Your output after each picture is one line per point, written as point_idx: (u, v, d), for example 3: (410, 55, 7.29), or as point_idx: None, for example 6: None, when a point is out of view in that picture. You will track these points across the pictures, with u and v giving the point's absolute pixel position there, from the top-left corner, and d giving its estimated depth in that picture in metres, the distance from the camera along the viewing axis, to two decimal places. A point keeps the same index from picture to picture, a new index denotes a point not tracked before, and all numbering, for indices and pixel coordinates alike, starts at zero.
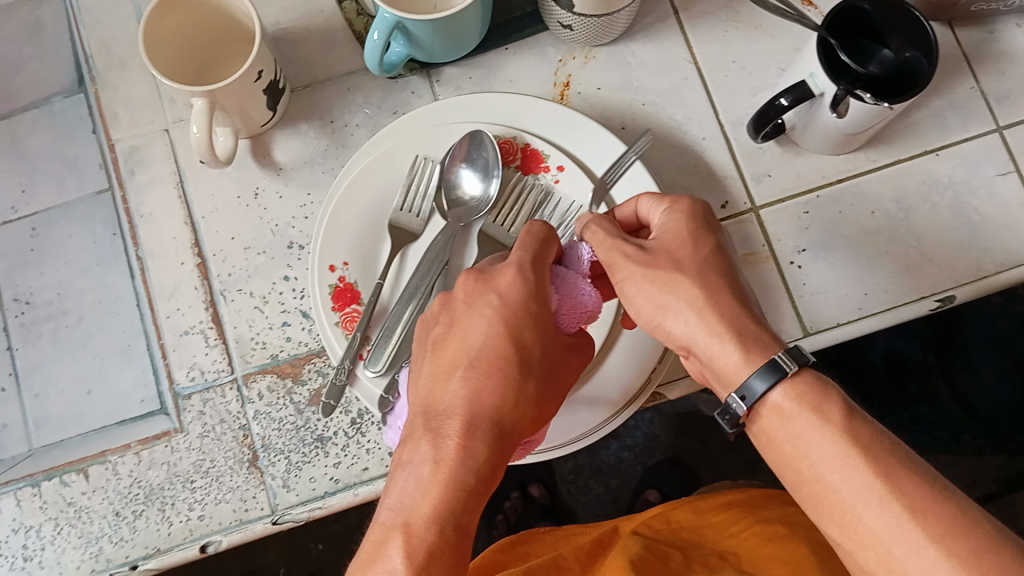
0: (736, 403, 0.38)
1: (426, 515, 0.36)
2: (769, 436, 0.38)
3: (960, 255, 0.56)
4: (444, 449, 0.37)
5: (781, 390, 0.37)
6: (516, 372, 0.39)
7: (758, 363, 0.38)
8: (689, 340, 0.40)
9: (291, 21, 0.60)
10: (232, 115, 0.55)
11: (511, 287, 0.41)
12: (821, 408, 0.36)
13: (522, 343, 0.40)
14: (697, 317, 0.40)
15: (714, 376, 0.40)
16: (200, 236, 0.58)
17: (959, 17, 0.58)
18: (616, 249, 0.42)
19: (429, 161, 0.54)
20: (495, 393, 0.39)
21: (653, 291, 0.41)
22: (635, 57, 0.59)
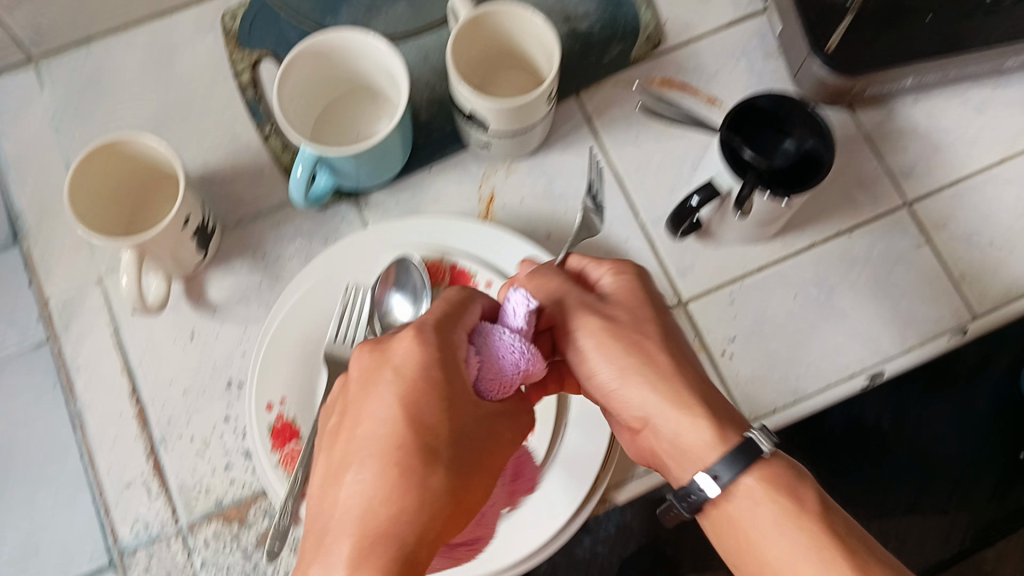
0: (706, 484, 0.40)
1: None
2: (736, 521, 0.40)
3: (884, 329, 0.58)
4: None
5: (753, 476, 0.39)
6: (407, 478, 0.35)
7: (732, 445, 0.40)
8: (649, 414, 0.43)
9: (217, 159, 0.61)
10: (164, 261, 0.55)
11: (410, 354, 0.38)
12: (790, 496, 0.38)
13: (420, 435, 0.36)
14: (670, 397, 0.42)
15: (672, 453, 0.42)
16: (138, 384, 0.58)
17: (858, 101, 0.61)
18: (579, 307, 0.46)
19: (360, 288, 0.54)
20: (380, 507, 0.35)
21: (616, 359, 0.44)
22: (555, 167, 0.61)
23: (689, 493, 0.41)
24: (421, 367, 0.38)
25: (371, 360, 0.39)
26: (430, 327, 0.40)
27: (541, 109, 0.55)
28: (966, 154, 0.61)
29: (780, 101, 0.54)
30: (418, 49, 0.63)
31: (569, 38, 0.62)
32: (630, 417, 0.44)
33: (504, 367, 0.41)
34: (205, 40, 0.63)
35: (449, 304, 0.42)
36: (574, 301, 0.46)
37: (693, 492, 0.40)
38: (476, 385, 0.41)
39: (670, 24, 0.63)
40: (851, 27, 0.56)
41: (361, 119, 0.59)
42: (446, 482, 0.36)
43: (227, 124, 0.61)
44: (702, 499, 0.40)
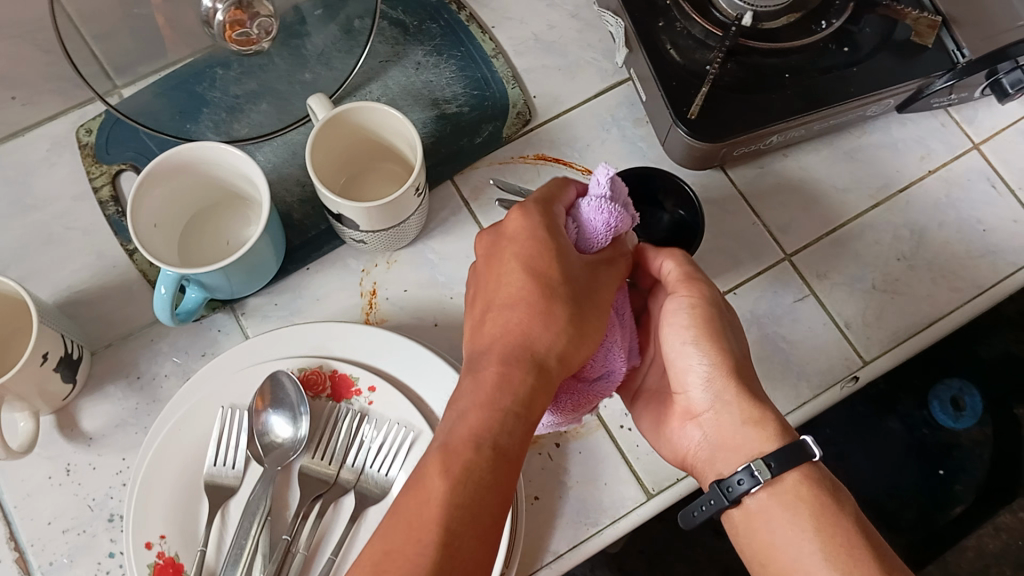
0: (757, 469, 0.43)
1: (464, 461, 0.37)
2: (772, 513, 0.43)
3: (777, 386, 0.57)
4: (486, 375, 0.41)
5: (798, 473, 0.43)
6: (555, 308, 0.42)
7: (790, 442, 0.44)
8: (716, 409, 0.47)
9: (84, 282, 0.59)
10: (29, 398, 0.52)
11: (519, 224, 0.45)
12: (831, 499, 0.42)
13: (551, 277, 0.43)
14: (741, 398, 0.46)
15: (728, 451, 0.46)
16: (15, 527, 0.54)
17: (729, 161, 0.61)
18: (697, 280, 0.49)
19: (236, 408, 0.52)
20: (535, 326, 0.42)
21: (713, 354, 0.47)
22: (436, 253, 0.60)
23: (730, 484, 0.44)
24: (547, 218, 0.45)
25: (490, 243, 0.46)
26: (532, 206, 0.46)
27: (411, 203, 0.55)
28: (841, 203, 0.62)
29: (642, 177, 0.55)
30: (285, 146, 0.63)
31: (437, 123, 0.62)
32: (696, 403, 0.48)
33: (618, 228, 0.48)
34: (62, 160, 0.61)
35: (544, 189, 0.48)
36: (681, 278, 0.49)
37: (737, 481, 0.44)
38: (582, 245, 0.47)
39: (538, 99, 0.63)
40: (708, 95, 0.56)
41: (229, 227, 0.58)
42: (582, 317, 0.43)
43: (92, 245, 0.60)
44: (739, 491, 0.44)
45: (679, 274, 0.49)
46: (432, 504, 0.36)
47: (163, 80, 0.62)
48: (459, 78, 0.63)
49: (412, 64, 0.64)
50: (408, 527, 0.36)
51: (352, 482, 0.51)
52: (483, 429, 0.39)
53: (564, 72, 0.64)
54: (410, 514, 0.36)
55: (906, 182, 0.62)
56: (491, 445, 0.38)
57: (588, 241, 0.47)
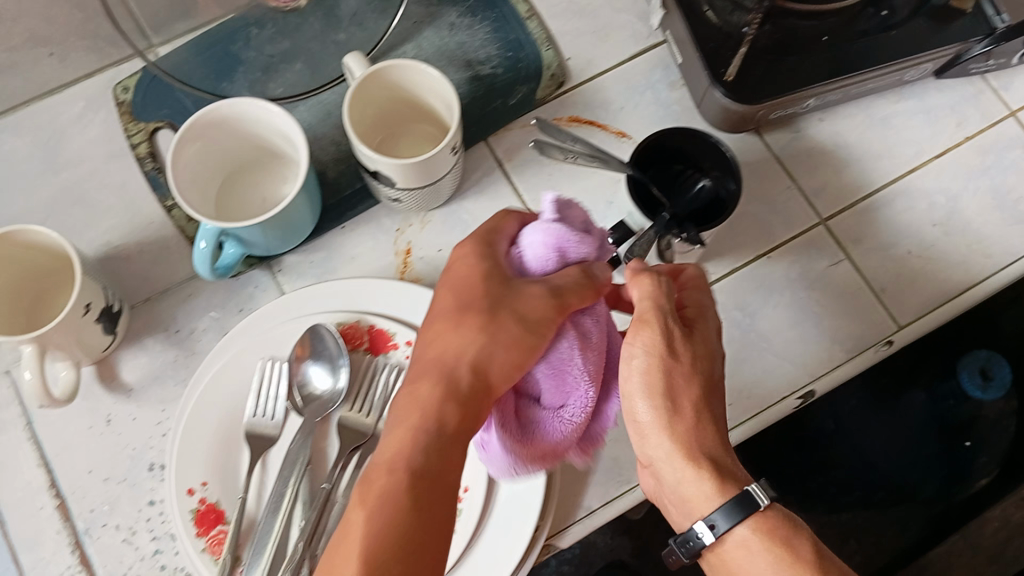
0: (702, 530, 0.43)
1: (381, 479, 0.39)
2: (734, 568, 0.43)
3: (810, 349, 0.58)
4: (414, 400, 0.42)
5: (747, 527, 0.43)
6: (477, 333, 0.43)
7: (729, 496, 0.43)
8: (659, 458, 0.45)
9: (120, 237, 0.59)
10: (70, 349, 0.53)
11: (461, 259, 0.47)
12: (785, 545, 0.42)
13: (474, 299, 0.45)
14: (677, 452, 0.44)
15: (675, 499, 0.45)
16: (56, 476, 0.56)
17: (763, 125, 0.61)
18: (655, 314, 0.45)
19: (275, 360, 0.53)
20: (459, 350, 0.43)
21: (656, 409, 0.45)
22: (470, 214, 0.61)
23: (688, 540, 0.44)
24: (487, 251, 0.47)
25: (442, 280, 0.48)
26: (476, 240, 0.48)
27: (447, 159, 0.55)
28: (875, 169, 0.62)
29: (691, 138, 0.54)
30: (319, 105, 0.62)
31: (471, 84, 0.62)
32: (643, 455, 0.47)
33: (567, 253, 0.46)
34: (97, 117, 0.61)
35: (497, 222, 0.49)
36: (636, 319, 0.46)
37: (693, 537, 0.44)
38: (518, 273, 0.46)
39: (572, 61, 0.63)
40: (747, 55, 0.57)
41: (266, 185, 0.59)
42: (505, 334, 0.43)
43: (128, 201, 0.60)
44: (699, 544, 0.44)
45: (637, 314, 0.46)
46: (359, 518, 0.38)
47: (197, 40, 0.63)
48: (492, 39, 0.63)
49: (446, 25, 0.63)
50: (342, 543, 0.38)
51: None
52: (400, 446, 0.40)
53: (598, 34, 0.64)
54: (341, 532, 0.39)
55: (940, 148, 0.62)
56: (406, 461, 0.39)
57: (534, 267, 0.46)
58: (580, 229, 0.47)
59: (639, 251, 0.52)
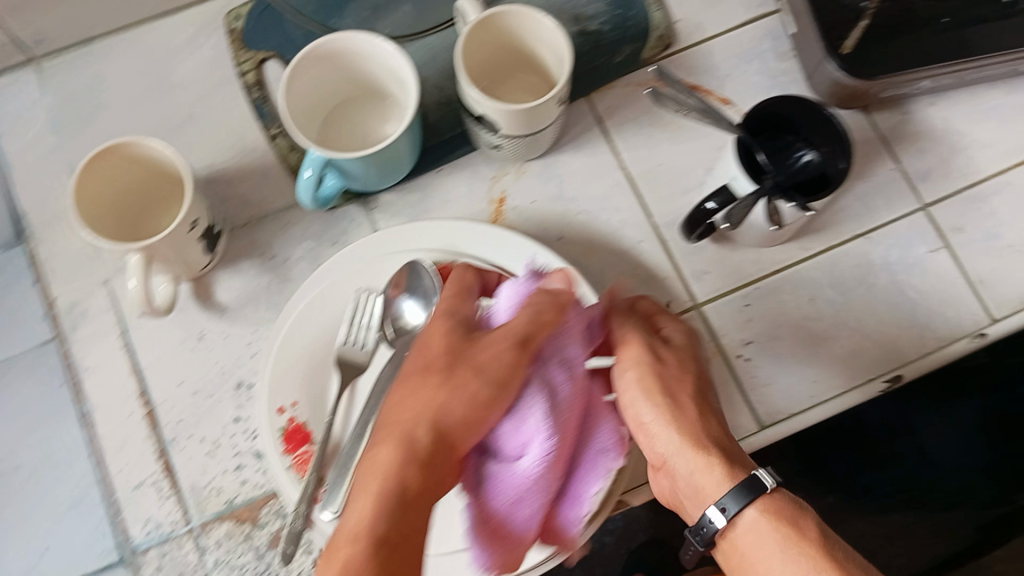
0: (714, 516, 0.47)
1: (368, 527, 0.41)
2: (746, 552, 0.46)
3: (901, 335, 0.57)
4: (375, 459, 0.44)
5: (755, 510, 0.46)
6: (437, 389, 0.48)
7: (740, 482, 0.47)
8: (670, 455, 0.50)
9: (223, 159, 0.61)
10: (173, 263, 0.55)
11: (431, 324, 0.51)
12: (793, 526, 0.45)
13: (438, 358, 0.49)
14: (686, 441, 0.49)
15: (688, 492, 0.49)
16: (146, 385, 0.58)
17: (872, 103, 0.60)
18: (635, 337, 0.53)
19: (372, 292, 0.54)
20: (416, 408, 0.47)
21: (653, 404, 0.51)
22: (566, 168, 0.60)
23: (701, 529, 0.48)
24: (453, 311, 0.51)
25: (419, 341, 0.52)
26: (449, 290, 0.52)
27: (552, 111, 0.54)
28: (983, 159, 0.60)
29: (809, 112, 0.54)
30: (425, 48, 0.62)
31: (579, 38, 0.62)
32: (653, 458, 0.51)
33: None
34: (210, 42, 0.63)
35: (457, 283, 0.52)
36: (619, 343, 0.53)
37: (706, 524, 0.47)
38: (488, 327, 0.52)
39: (680, 24, 0.63)
40: (867, 29, 0.57)
41: (368, 120, 0.59)
42: (461, 388, 0.47)
43: (233, 126, 0.61)
44: (712, 531, 0.47)
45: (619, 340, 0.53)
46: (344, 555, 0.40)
47: None
48: None
49: None
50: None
51: None
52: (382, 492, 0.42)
53: None
54: None
55: None
56: (391, 511, 0.42)
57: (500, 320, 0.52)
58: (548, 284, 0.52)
59: (737, 214, 0.51)
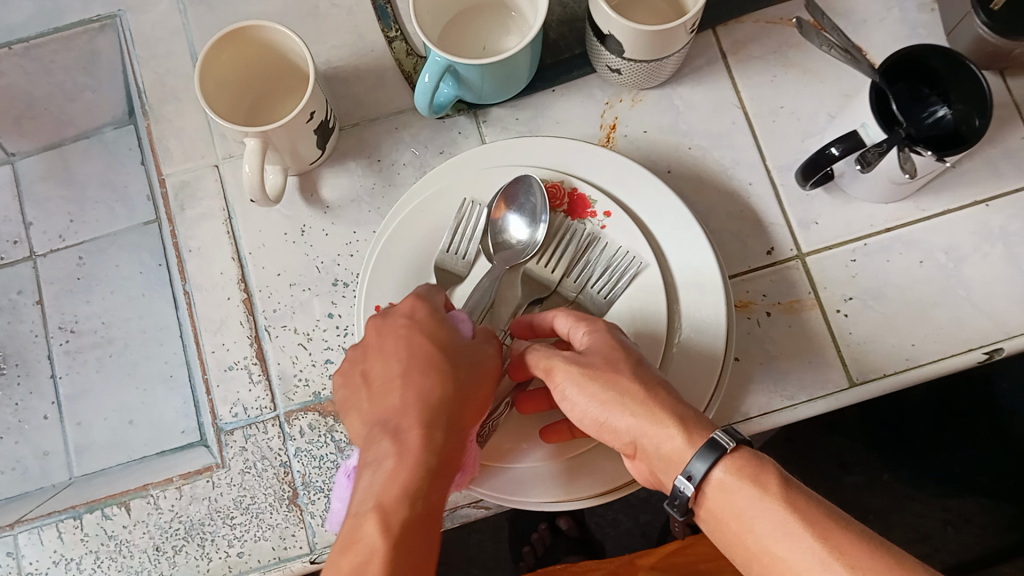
0: (682, 486, 0.37)
1: (394, 493, 0.36)
2: (720, 518, 0.36)
3: (1012, 308, 0.55)
4: (405, 442, 0.38)
5: (724, 467, 0.36)
6: (419, 380, 0.40)
7: (701, 444, 0.37)
8: (636, 438, 0.39)
9: (343, 59, 0.62)
10: (283, 155, 0.55)
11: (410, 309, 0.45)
12: (757, 480, 0.36)
13: (436, 349, 0.42)
14: (641, 411, 0.39)
15: (661, 465, 0.38)
16: (246, 271, 0.59)
17: (1013, 66, 0.57)
18: (553, 353, 0.42)
19: (477, 204, 0.54)
20: (416, 395, 0.40)
21: (590, 394, 0.40)
22: (683, 101, 0.60)
23: (674, 497, 0.38)
24: (430, 307, 0.45)
25: (385, 321, 0.44)
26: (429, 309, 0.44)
27: (682, 37, 0.52)
28: None
29: (952, 64, 0.51)
30: None
31: None
32: (620, 443, 0.40)
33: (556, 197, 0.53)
34: None
35: (436, 297, 0.46)
36: (574, 319, 0.44)
37: (678, 493, 0.37)
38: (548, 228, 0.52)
39: None
40: None
41: (488, 33, 0.58)
42: (462, 378, 0.41)
43: (354, 24, 0.62)
44: (686, 501, 0.37)
45: (569, 324, 0.44)
46: (370, 527, 0.35)
47: None
48: None
49: None
50: (348, 551, 0.34)
51: (571, 296, 0.53)
52: (397, 454, 0.37)
53: None
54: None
55: None
56: (416, 474, 0.36)
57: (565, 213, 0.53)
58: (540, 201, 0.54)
59: (871, 158, 0.50)
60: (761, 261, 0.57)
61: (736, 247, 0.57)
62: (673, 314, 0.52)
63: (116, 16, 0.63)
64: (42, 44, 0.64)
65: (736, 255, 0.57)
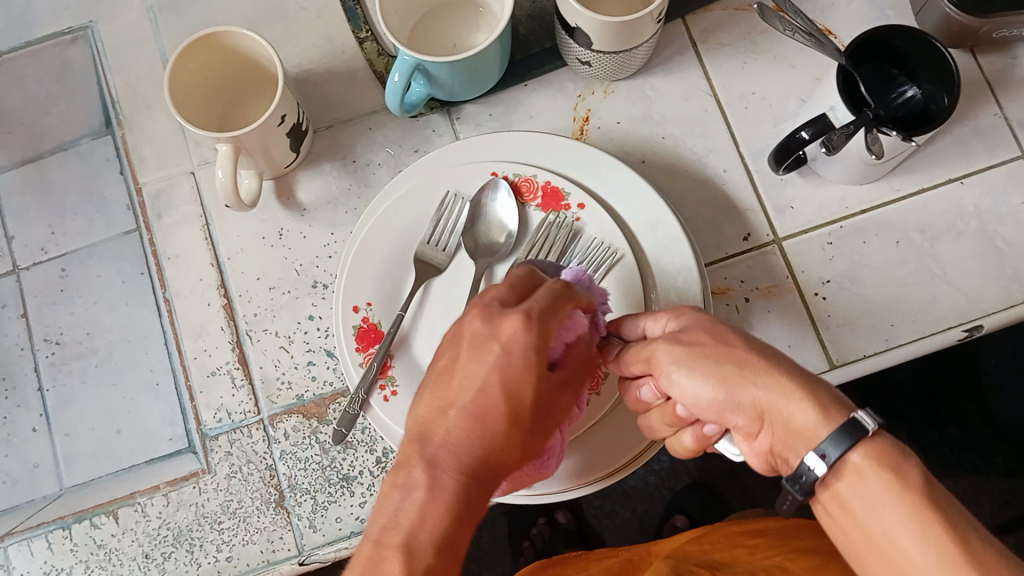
0: (813, 464, 0.36)
1: (421, 537, 0.34)
2: (847, 502, 0.36)
3: (987, 284, 0.55)
4: (432, 475, 0.35)
5: (859, 452, 0.35)
6: (475, 357, 0.38)
7: (838, 423, 0.36)
8: (768, 409, 0.38)
9: (314, 61, 0.62)
10: (257, 159, 0.55)
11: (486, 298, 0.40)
12: (897, 472, 0.34)
13: (485, 332, 0.38)
14: (770, 386, 0.38)
15: (787, 436, 0.38)
16: (226, 277, 0.60)
17: (981, 44, 0.57)
18: (655, 338, 0.41)
19: (460, 197, 0.54)
20: (462, 385, 0.37)
21: (700, 372, 0.39)
22: (654, 90, 0.60)
23: (799, 475, 0.37)
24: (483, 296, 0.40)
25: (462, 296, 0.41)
26: (494, 292, 0.40)
27: (649, 28, 0.52)
28: None
29: (916, 43, 0.51)
30: None
31: None
32: (744, 417, 0.39)
33: (528, 192, 0.54)
34: None
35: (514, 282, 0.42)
36: (672, 312, 0.43)
37: (803, 472, 0.37)
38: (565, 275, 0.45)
39: None
40: None
41: (457, 31, 0.58)
42: (513, 357, 0.37)
43: (324, 25, 0.62)
44: (812, 481, 0.36)
45: (674, 317, 0.43)
46: (391, 566, 0.33)
47: None
48: None
49: None
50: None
51: None
52: (430, 490, 0.35)
53: None
54: None
55: None
56: (444, 528, 0.34)
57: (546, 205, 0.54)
58: (519, 195, 0.54)
59: (837, 141, 0.50)
60: (738, 247, 0.57)
61: (711, 234, 0.57)
62: (649, 302, 0.52)
63: (88, 27, 0.65)
64: (17, 58, 0.67)
65: (711, 242, 0.57)
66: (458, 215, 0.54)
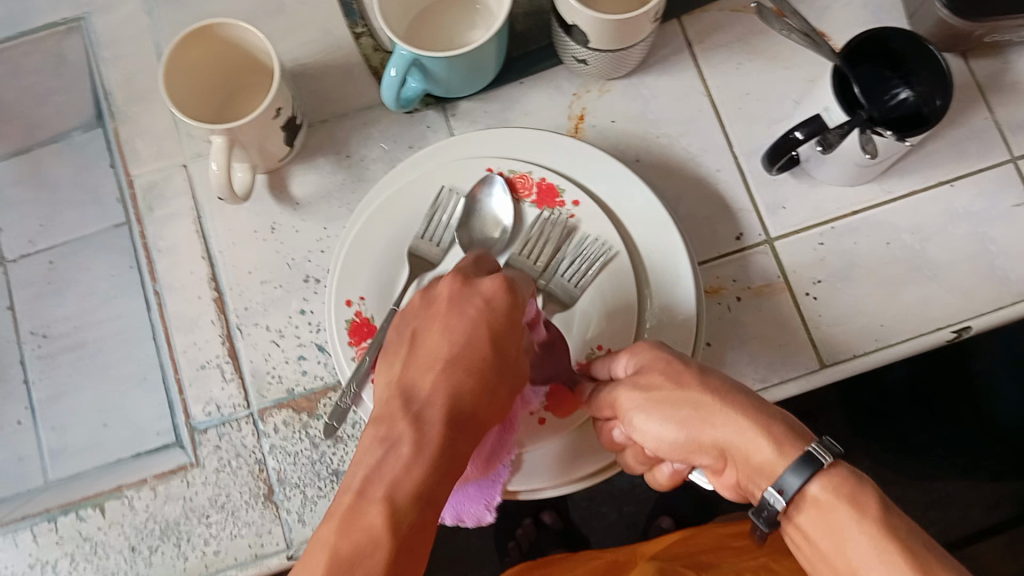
0: (773, 499, 0.36)
1: (406, 486, 0.34)
2: (811, 534, 0.35)
3: (977, 286, 0.56)
4: (417, 424, 0.36)
5: (817, 484, 0.35)
6: (452, 318, 0.41)
7: (796, 456, 0.36)
8: (725, 447, 0.38)
9: (310, 55, 0.62)
10: (251, 151, 0.54)
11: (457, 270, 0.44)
12: (854, 502, 0.34)
13: (464, 295, 0.42)
14: (727, 428, 0.38)
15: (750, 474, 0.38)
16: (218, 270, 0.59)
17: (974, 49, 0.58)
18: (619, 385, 0.42)
19: (455, 192, 0.54)
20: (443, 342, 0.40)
21: (661, 415, 0.40)
22: (650, 89, 0.60)
23: (763, 508, 0.37)
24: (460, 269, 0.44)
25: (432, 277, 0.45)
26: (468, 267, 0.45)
27: (646, 27, 0.52)
28: None
29: (909, 46, 0.51)
30: None
31: None
32: (707, 457, 0.39)
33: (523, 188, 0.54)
34: None
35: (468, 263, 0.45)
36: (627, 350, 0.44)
37: (767, 506, 0.37)
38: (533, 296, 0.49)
39: None
40: None
41: (454, 27, 0.58)
42: (494, 314, 0.41)
43: (321, 19, 0.62)
44: (773, 514, 0.37)
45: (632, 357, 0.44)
46: (374, 516, 0.33)
47: None
48: None
49: None
50: (345, 531, 0.33)
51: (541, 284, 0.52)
52: (415, 444, 0.36)
53: None
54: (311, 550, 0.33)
55: None
56: (428, 473, 0.35)
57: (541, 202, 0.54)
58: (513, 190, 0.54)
59: (831, 140, 0.50)
60: (731, 247, 0.57)
61: (706, 233, 0.58)
62: (643, 298, 0.52)
63: (83, 18, 0.65)
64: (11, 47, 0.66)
65: (705, 241, 0.58)
66: (453, 210, 0.54)
